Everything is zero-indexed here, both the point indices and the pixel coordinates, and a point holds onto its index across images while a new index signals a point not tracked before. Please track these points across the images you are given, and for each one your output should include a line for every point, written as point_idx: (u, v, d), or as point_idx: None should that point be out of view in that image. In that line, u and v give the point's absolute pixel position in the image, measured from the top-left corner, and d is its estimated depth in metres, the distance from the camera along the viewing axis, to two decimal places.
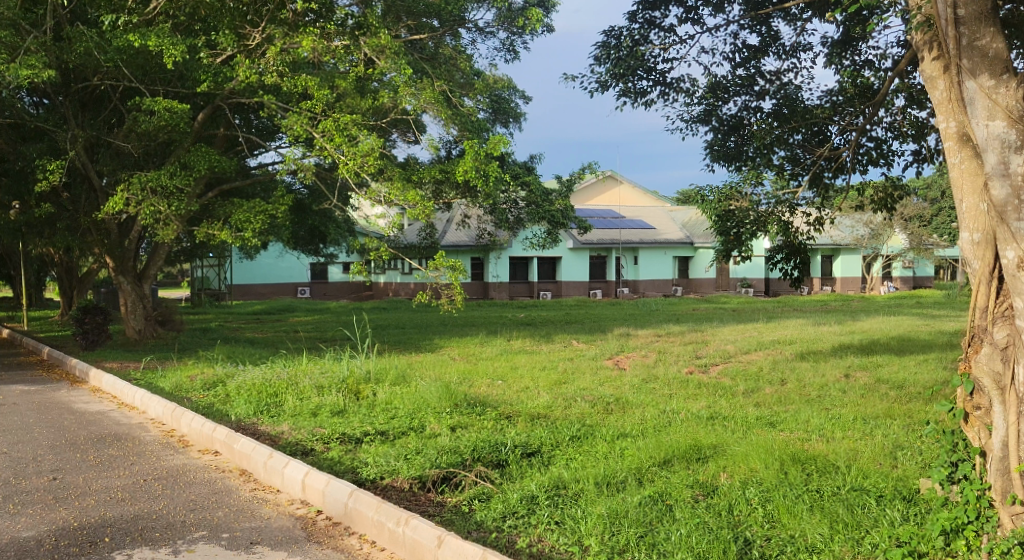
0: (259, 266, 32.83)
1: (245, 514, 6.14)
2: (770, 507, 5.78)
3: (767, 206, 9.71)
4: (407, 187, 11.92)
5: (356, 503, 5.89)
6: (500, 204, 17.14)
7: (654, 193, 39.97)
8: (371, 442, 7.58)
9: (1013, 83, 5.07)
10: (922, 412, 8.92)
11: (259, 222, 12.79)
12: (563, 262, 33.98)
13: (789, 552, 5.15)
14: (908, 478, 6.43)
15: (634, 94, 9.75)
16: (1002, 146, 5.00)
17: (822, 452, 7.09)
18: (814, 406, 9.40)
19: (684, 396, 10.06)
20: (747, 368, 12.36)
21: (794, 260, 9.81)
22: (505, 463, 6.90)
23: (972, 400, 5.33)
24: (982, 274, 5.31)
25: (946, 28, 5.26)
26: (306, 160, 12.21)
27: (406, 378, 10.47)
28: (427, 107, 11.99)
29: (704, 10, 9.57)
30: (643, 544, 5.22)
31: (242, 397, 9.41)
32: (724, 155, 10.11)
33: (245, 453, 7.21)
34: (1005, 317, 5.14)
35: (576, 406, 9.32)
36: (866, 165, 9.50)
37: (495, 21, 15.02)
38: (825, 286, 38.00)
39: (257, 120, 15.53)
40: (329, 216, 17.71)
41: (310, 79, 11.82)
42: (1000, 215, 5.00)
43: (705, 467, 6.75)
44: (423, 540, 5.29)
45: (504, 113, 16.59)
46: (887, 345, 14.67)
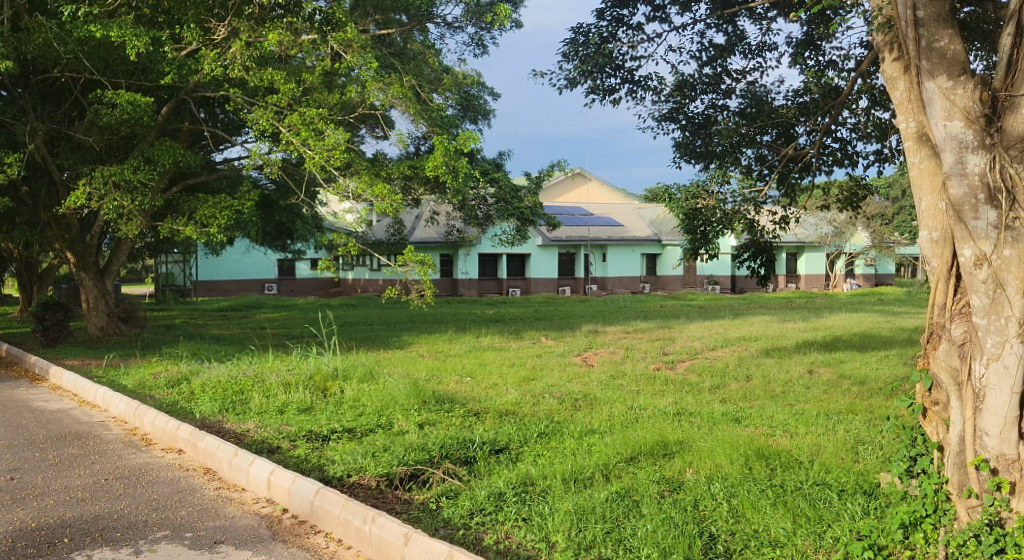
0: (225, 262, 32.67)
1: (210, 512, 6.11)
2: (734, 502, 5.84)
3: (733, 205, 9.78)
4: (376, 181, 11.83)
5: (323, 501, 5.87)
6: (469, 201, 17.15)
7: (622, 190, 40.31)
8: (338, 440, 7.55)
9: (970, 84, 5.13)
10: (883, 408, 9.07)
11: (225, 218, 12.67)
12: (532, 259, 34.09)
13: (753, 546, 5.21)
14: (869, 472, 6.55)
15: (602, 91, 9.77)
16: (959, 146, 5.08)
17: (786, 447, 7.17)
18: (779, 402, 9.51)
19: (651, 392, 10.14)
20: (713, 364, 12.48)
21: (760, 257, 9.96)
22: (472, 459, 6.92)
23: (930, 396, 5.43)
24: (940, 273, 5.40)
25: (906, 29, 5.32)
26: (272, 155, 12.13)
27: (374, 375, 10.45)
28: (395, 101, 12.02)
29: (671, 8, 9.60)
30: (609, 539, 5.25)
31: (208, 395, 9.34)
32: (692, 153, 10.18)
33: (210, 451, 7.15)
34: (962, 314, 5.25)
35: (544, 403, 9.36)
36: (831, 165, 9.60)
37: (464, 16, 15.04)
38: (790, 283, 38.43)
39: (223, 114, 15.41)
40: (296, 212, 17.60)
41: (276, 73, 11.75)
42: (957, 214, 5.09)
43: (671, 463, 6.81)
44: (390, 537, 5.29)
45: (474, 109, 16.60)
46: (849, 341, 14.89)
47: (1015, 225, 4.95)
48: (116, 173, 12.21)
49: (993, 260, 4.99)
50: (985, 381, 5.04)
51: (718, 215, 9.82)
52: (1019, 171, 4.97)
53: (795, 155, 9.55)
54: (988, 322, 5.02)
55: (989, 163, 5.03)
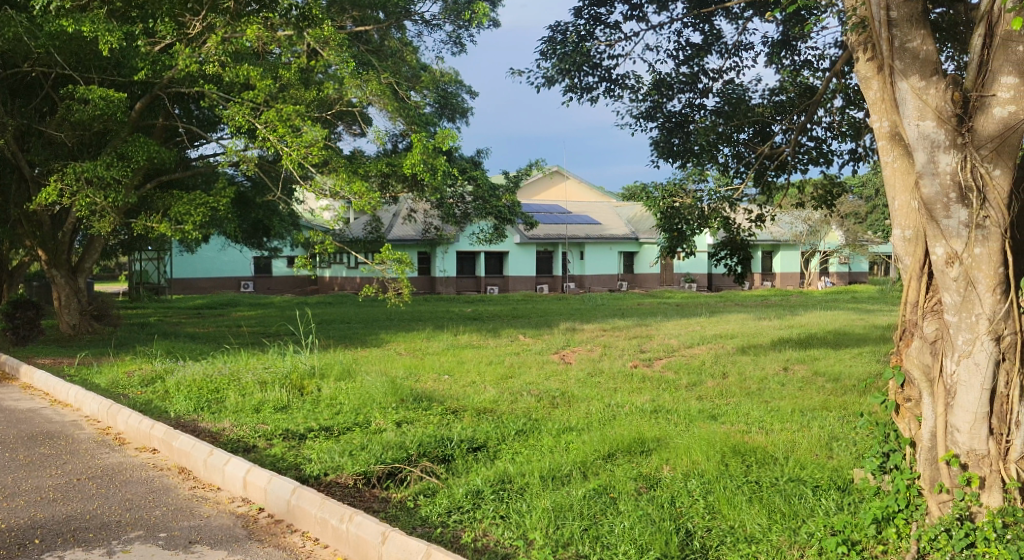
0: (200, 259, 32.43)
1: (185, 512, 6.07)
2: (710, 499, 5.88)
3: (711, 203, 9.80)
4: (353, 179, 11.78)
5: (299, 500, 5.86)
6: (447, 199, 17.12)
7: (599, 188, 40.39)
8: (316, 438, 7.54)
9: (942, 84, 5.16)
10: (857, 404, 9.18)
11: (200, 215, 12.58)
12: (510, 257, 34.14)
13: (729, 542, 5.25)
14: (843, 467, 6.62)
15: (579, 89, 9.78)
16: (930, 146, 5.10)
17: (762, 444, 7.23)
18: (755, 399, 9.60)
19: (628, 389, 10.18)
20: (690, 361, 12.56)
21: (736, 255, 10.04)
22: (450, 457, 6.93)
23: (903, 392, 5.50)
24: (913, 271, 5.45)
25: (879, 29, 5.35)
26: (248, 151, 12.06)
27: (351, 373, 10.43)
28: (373, 99, 11.98)
29: (648, 7, 9.63)
30: (587, 536, 5.27)
31: (182, 394, 9.27)
32: (670, 152, 10.23)
33: (185, 450, 7.10)
34: (934, 312, 5.30)
35: (522, 400, 9.39)
36: (806, 164, 9.67)
37: (442, 14, 15.01)
38: (765, 281, 38.74)
39: (198, 110, 15.31)
40: (272, 209, 17.49)
41: (252, 69, 11.64)
42: (929, 213, 5.13)
43: (648, 460, 6.85)
44: (368, 536, 5.28)
45: (451, 107, 16.62)
46: (823, 338, 15.04)
47: (985, 224, 5.01)
48: (89, 169, 12.10)
49: (964, 258, 5.05)
50: (956, 377, 5.11)
51: (695, 213, 9.82)
52: (989, 170, 5.03)
53: (771, 154, 9.60)
54: (959, 319, 5.09)
55: (961, 162, 5.06)
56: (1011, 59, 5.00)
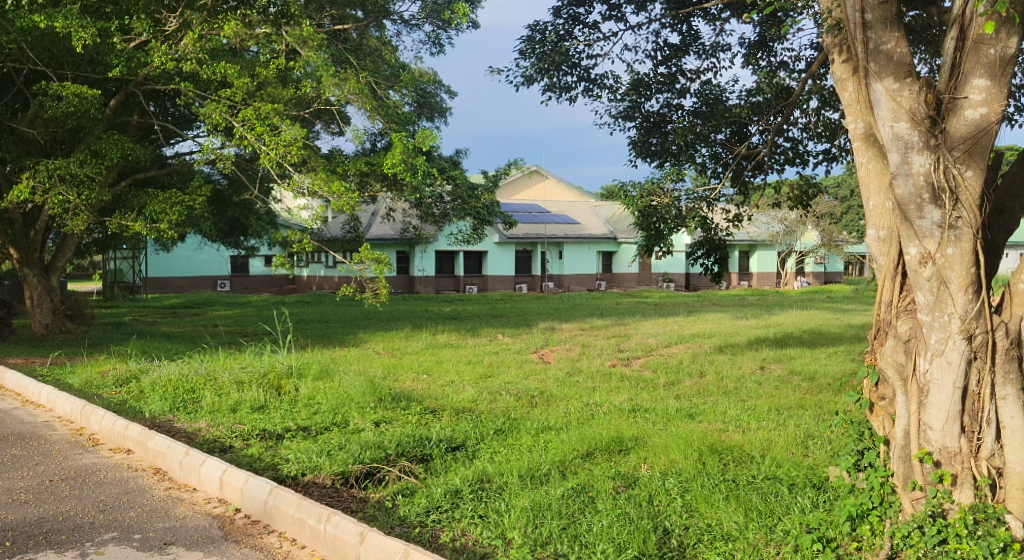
0: (176, 258, 32.21)
1: (159, 513, 6.04)
2: (688, 497, 5.92)
3: (688, 202, 9.82)
4: (332, 178, 11.72)
5: (277, 500, 5.84)
6: (426, 198, 17.04)
7: (578, 188, 40.51)
8: (293, 438, 7.52)
9: (916, 86, 5.21)
10: (832, 403, 9.27)
11: (176, 213, 12.49)
12: (489, 256, 34.18)
13: (706, 540, 5.29)
14: (818, 466, 6.67)
15: (558, 88, 9.79)
16: (904, 146, 5.15)
17: (738, 442, 7.28)
18: (732, 397, 9.66)
19: (606, 388, 10.22)
20: (668, 361, 12.61)
21: (713, 255, 10.10)
22: (429, 457, 6.93)
23: (877, 391, 5.57)
24: (887, 271, 5.50)
25: (854, 32, 5.40)
26: (225, 149, 11.97)
27: (328, 373, 10.41)
28: (351, 97, 11.91)
29: (627, 7, 9.66)
30: (565, 535, 5.29)
31: (158, 394, 9.21)
32: (648, 152, 10.26)
33: (160, 451, 7.06)
34: (908, 311, 5.37)
35: (501, 399, 9.41)
36: (783, 164, 9.73)
37: (421, 13, 14.99)
38: (742, 281, 38.97)
39: (174, 108, 15.20)
40: (249, 208, 17.40)
41: (229, 66, 11.56)
42: (903, 214, 5.19)
43: (626, 459, 6.88)
44: (346, 536, 5.27)
45: (430, 108, 16.74)
46: (799, 337, 15.15)
47: (958, 225, 5.07)
48: (62, 166, 11.99)
49: (937, 258, 5.11)
50: (928, 375, 5.18)
51: (673, 212, 9.86)
52: (961, 171, 5.11)
53: (748, 154, 9.66)
54: (932, 318, 5.15)
55: (934, 163, 5.11)
56: (981, 62, 5.09)
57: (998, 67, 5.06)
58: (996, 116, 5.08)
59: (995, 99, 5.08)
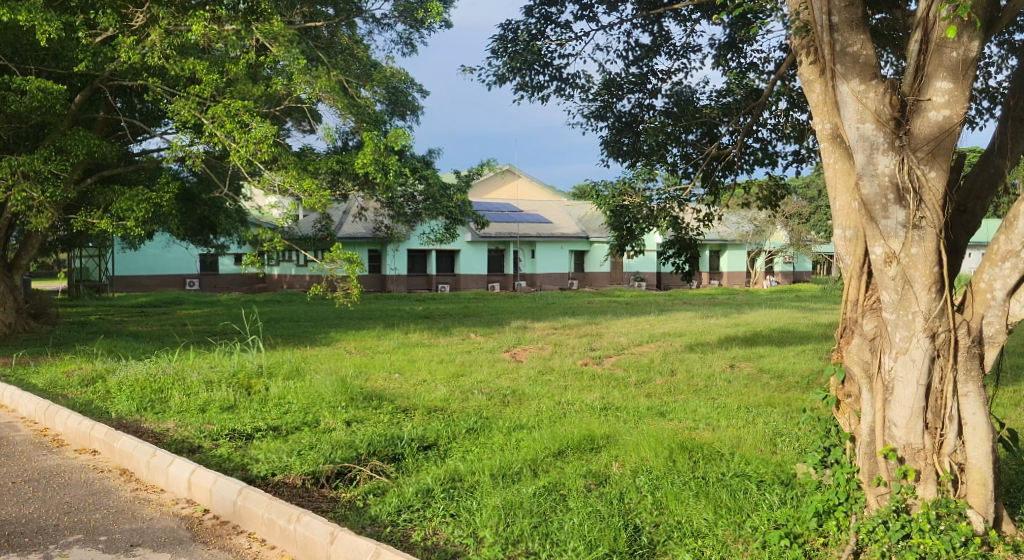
0: (144, 256, 31.81)
1: (125, 515, 5.98)
2: (658, 494, 5.96)
3: (659, 202, 9.82)
4: (302, 176, 11.64)
5: (246, 501, 5.81)
6: (398, 198, 16.74)
7: (551, 188, 40.58)
8: (263, 438, 7.48)
9: (881, 88, 5.28)
10: (800, 401, 9.39)
11: (143, 210, 12.37)
12: (461, 255, 34.15)
13: (676, 537, 5.34)
14: (786, 463, 6.76)
15: (530, 88, 9.79)
16: (870, 147, 5.21)
17: (708, 440, 7.36)
18: (702, 396, 9.74)
19: (578, 387, 10.26)
20: (640, 359, 12.69)
21: (684, 254, 10.17)
22: (401, 456, 6.93)
23: (843, 388, 5.64)
24: (853, 270, 5.55)
25: (821, 34, 5.45)
26: (193, 146, 11.81)
27: (299, 372, 10.38)
28: (323, 95, 11.84)
29: (599, 7, 9.67)
30: (537, 533, 5.32)
31: (124, 394, 9.12)
32: (620, 152, 10.32)
33: (127, 452, 7.00)
34: (873, 310, 5.43)
35: (473, 398, 9.40)
36: (752, 164, 9.82)
37: (394, 12, 14.96)
38: (712, 280, 39.27)
39: (141, 104, 15.02)
40: (219, 205, 17.26)
41: (198, 63, 11.42)
42: (869, 214, 5.26)
43: (598, 457, 6.92)
44: (316, 536, 5.26)
45: (402, 105, 16.77)
46: (768, 336, 15.29)
47: (922, 225, 5.15)
48: (25, 163, 11.82)
49: (902, 258, 5.19)
50: (893, 373, 5.26)
51: (644, 212, 9.92)
52: (925, 172, 5.19)
53: (718, 154, 9.71)
54: (897, 317, 5.23)
55: (899, 164, 5.19)
56: (944, 65, 5.17)
57: (960, 70, 5.15)
58: (958, 118, 5.17)
59: (958, 101, 5.17)
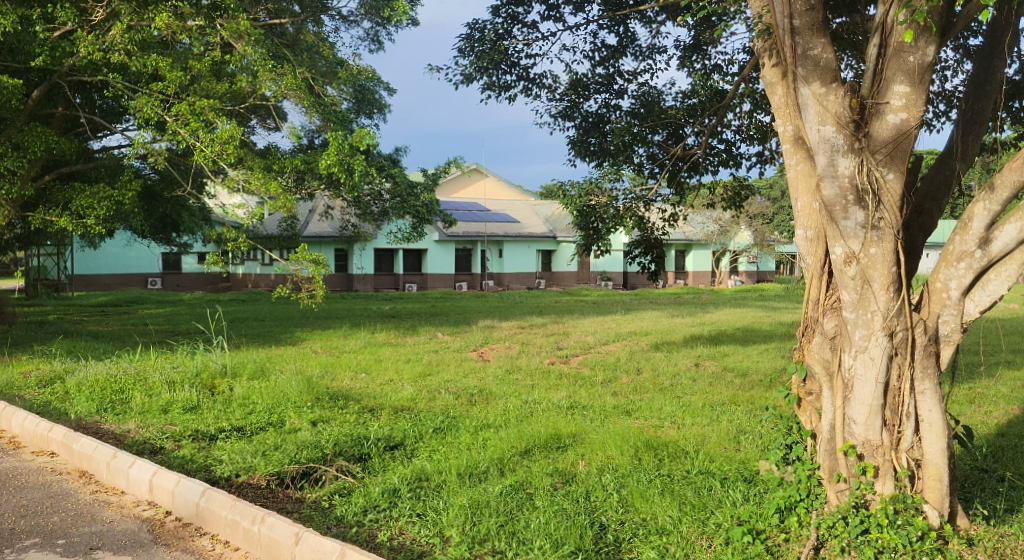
0: (104, 255, 31.37)
1: (85, 518, 5.92)
2: (624, 492, 6.02)
3: (625, 201, 9.84)
4: (268, 176, 11.55)
5: (208, 502, 5.78)
6: (364, 196, 16.66)
7: (518, 188, 40.61)
8: (227, 439, 7.44)
9: (841, 91, 5.35)
10: (763, 399, 9.49)
11: (104, 208, 12.20)
12: (429, 254, 34.08)
13: (641, 534, 5.40)
14: (749, 460, 6.84)
15: (497, 87, 9.77)
16: (830, 149, 5.28)
17: (674, 438, 7.42)
18: (667, 394, 9.81)
19: (545, 386, 10.27)
20: (606, 358, 12.74)
21: (650, 253, 10.21)
22: (367, 456, 6.91)
23: (805, 386, 5.73)
24: (815, 270, 5.62)
25: (783, 37, 5.50)
26: (156, 144, 11.65)
27: (264, 372, 10.31)
28: (288, 92, 11.80)
29: (565, 8, 9.65)
30: (503, 532, 5.35)
31: (84, 394, 8.99)
32: (587, 152, 10.34)
33: (86, 453, 6.93)
34: (834, 309, 5.51)
35: (440, 398, 9.39)
36: (717, 165, 9.89)
37: (360, 9, 14.92)
38: (678, 280, 39.54)
39: (101, 100, 14.81)
40: (182, 203, 17.07)
41: (160, 58, 11.42)
42: (829, 215, 5.33)
43: (564, 456, 6.96)
44: (280, 537, 5.24)
45: (368, 103, 16.71)
46: (733, 334, 15.44)
47: (880, 225, 5.24)
48: None
49: (861, 258, 5.27)
50: (853, 371, 5.35)
51: (610, 212, 9.95)
52: (883, 174, 5.28)
53: (683, 155, 9.76)
54: (856, 316, 5.32)
55: (858, 165, 5.26)
56: (903, 69, 5.26)
57: (918, 74, 5.24)
58: (916, 121, 5.27)
59: (915, 104, 5.27)
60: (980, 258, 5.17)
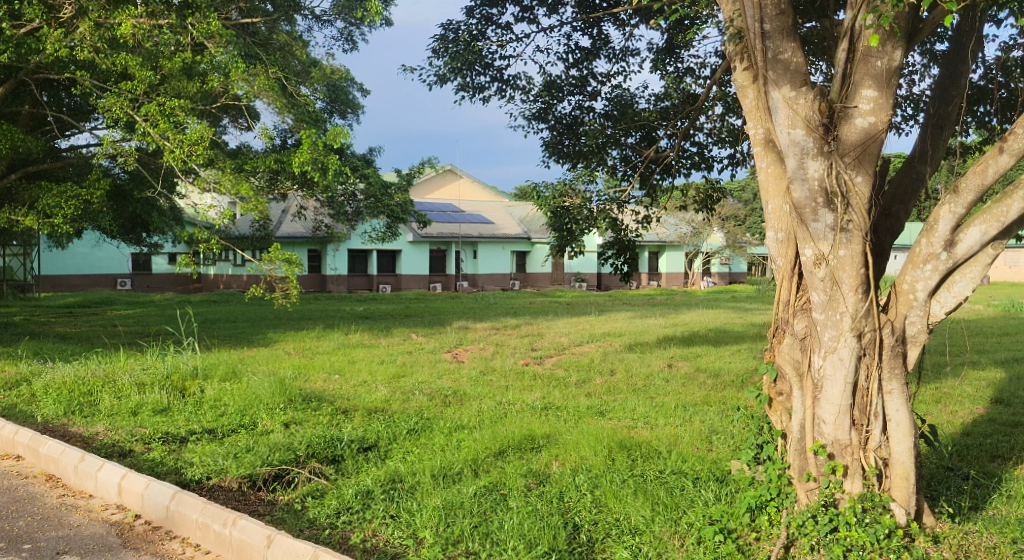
0: (72, 256, 30.99)
1: (51, 522, 5.86)
2: (598, 492, 6.04)
3: (598, 203, 9.87)
4: (240, 177, 11.47)
5: (178, 505, 5.74)
6: (338, 197, 16.59)
7: (491, 188, 40.63)
8: (198, 441, 7.38)
9: (811, 94, 5.41)
10: (735, 399, 9.58)
11: (71, 208, 12.04)
12: (403, 254, 34.00)
13: (614, 534, 5.44)
14: (721, 460, 6.90)
15: (471, 88, 9.76)
16: (800, 152, 5.33)
17: (647, 438, 7.48)
18: (641, 395, 9.87)
19: (519, 388, 10.28)
20: (580, 359, 12.77)
21: (623, 255, 10.23)
22: (340, 458, 6.89)
23: (775, 387, 5.78)
24: (785, 271, 5.67)
25: (754, 41, 5.55)
26: (125, 144, 11.52)
27: (236, 374, 10.25)
28: (261, 92, 11.73)
29: (539, 10, 9.63)
30: (477, 533, 5.35)
31: (51, 397, 8.88)
32: (561, 154, 10.38)
33: (53, 457, 6.85)
34: (803, 310, 5.56)
35: (414, 399, 9.40)
36: (690, 168, 9.93)
37: (333, 10, 14.91)
38: (651, 281, 39.76)
39: (69, 98, 14.63)
40: (151, 203, 16.90)
41: (130, 57, 11.28)
42: (799, 217, 5.39)
43: (538, 456, 6.99)
44: (252, 540, 5.22)
45: (342, 103, 16.64)
46: (705, 335, 15.58)
47: (849, 227, 5.30)
48: None
49: (830, 259, 5.33)
50: (822, 371, 5.41)
51: (584, 213, 9.96)
52: (852, 177, 5.35)
53: (656, 157, 9.79)
54: (825, 317, 5.38)
55: (828, 169, 5.32)
56: (870, 74, 5.34)
57: (885, 79, 5.33)
58: (883, 125, 5.35)
59: (882, 108, 5.35)
60: (945, 260, 5.25)
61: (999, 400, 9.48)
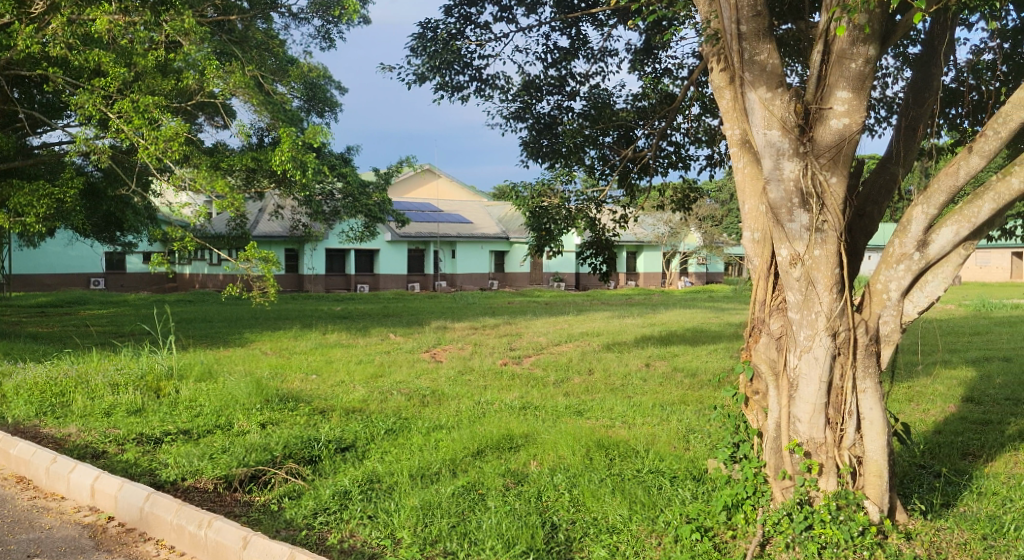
0: (44, 255, 30.69)
1: (22, 524, 5.79)
2: (576, 491, 6.06)
3: (576, 203, 9.84)
4: (215, 175, 11.37)
5: (152, 507, 5.69)
6: (315, 196, 16.53)
7: (470, 188, 40.55)
8: (173, 442, 7.33)
9: (786, 96, 5.44)
10: (711, 398, 9.62)
11: (44, 206, 11.89)
12: (381, 254, 33.90)
13: (591, 533, 5.44)
14: (698, 458, 6.94)
15: (449, 87, 9.74)
16: (776, 153, 5.36)
17: (624, 437, 7.50)
18: (618, 394, 9.88)
19: (496, 387, 10.27)
20: (558, 359, 12.79)
21: (601, 254, 10.24)
22: (317, 458, 6.86)
23: (751, 386, 5.82)
24: (761, 271, 5.71)
25: (730, 42, 5.57)
26: (99, 141, 11.42)
27: (212, 374, 10.18)
28: (236, 91, 11.59)
29: (517, 9, 9.62)
30: (455, 533, 5.35)
31: (23, 398, 8.77)
32: (539, 153, 10.39)
33: (24, 458, 6.78)
34: (779, 309, 5.60)
35: (392, 399, 9.38)
36: (667, 167, 9.97)
37: (310, 8, 14.84)
38: (629, 281, 39.88)
39: (41, 95, 14.40)
40: (126, 202, 16.73)
41: (103, 54, 11.17)
42: (775, 217, 5.42)
43: (516, 456, 6.99)
44: (227, 541, 5.19)
45: (319, 101, 16.53)
46: (683, 334, 15.65)
47: (823, 228, 5.34)
48: None
49: (805, 259, 5.37)
50: (797, 370, 5.45)
51: (562, 213, 9.95)
52: (827, 178, 5.38)
53: (633, 157, 9.84)
54: (800, 317, 5.42)
55: (803, 169, 5.35)
56: (845, 76, 5.38)
57: (859, 81, 5.37)
58: (857, 126, 5.39)
59: (856, 110, 5.39)
60: (918, 260, 5.30)
61: (971, 398, 9.57)
